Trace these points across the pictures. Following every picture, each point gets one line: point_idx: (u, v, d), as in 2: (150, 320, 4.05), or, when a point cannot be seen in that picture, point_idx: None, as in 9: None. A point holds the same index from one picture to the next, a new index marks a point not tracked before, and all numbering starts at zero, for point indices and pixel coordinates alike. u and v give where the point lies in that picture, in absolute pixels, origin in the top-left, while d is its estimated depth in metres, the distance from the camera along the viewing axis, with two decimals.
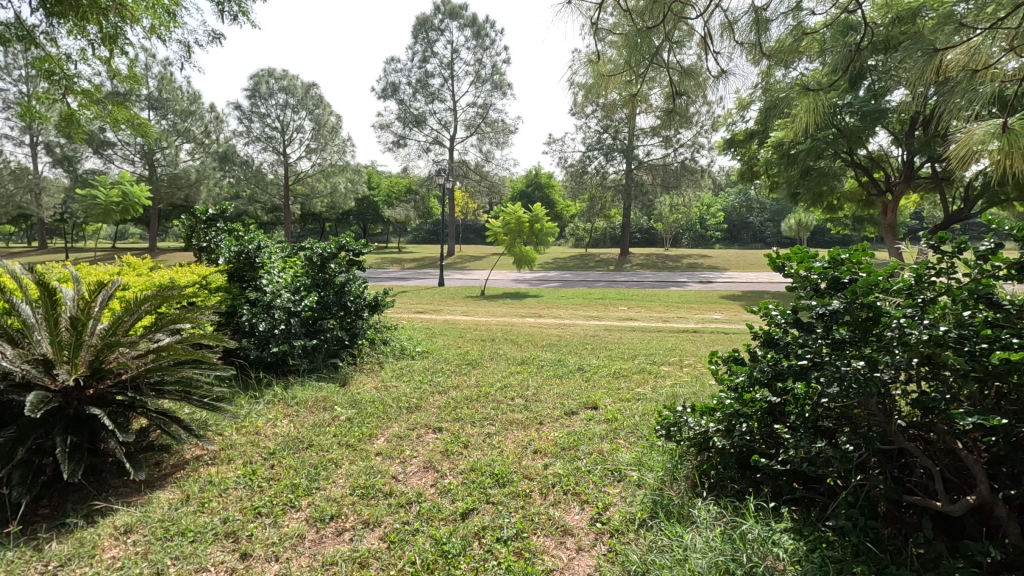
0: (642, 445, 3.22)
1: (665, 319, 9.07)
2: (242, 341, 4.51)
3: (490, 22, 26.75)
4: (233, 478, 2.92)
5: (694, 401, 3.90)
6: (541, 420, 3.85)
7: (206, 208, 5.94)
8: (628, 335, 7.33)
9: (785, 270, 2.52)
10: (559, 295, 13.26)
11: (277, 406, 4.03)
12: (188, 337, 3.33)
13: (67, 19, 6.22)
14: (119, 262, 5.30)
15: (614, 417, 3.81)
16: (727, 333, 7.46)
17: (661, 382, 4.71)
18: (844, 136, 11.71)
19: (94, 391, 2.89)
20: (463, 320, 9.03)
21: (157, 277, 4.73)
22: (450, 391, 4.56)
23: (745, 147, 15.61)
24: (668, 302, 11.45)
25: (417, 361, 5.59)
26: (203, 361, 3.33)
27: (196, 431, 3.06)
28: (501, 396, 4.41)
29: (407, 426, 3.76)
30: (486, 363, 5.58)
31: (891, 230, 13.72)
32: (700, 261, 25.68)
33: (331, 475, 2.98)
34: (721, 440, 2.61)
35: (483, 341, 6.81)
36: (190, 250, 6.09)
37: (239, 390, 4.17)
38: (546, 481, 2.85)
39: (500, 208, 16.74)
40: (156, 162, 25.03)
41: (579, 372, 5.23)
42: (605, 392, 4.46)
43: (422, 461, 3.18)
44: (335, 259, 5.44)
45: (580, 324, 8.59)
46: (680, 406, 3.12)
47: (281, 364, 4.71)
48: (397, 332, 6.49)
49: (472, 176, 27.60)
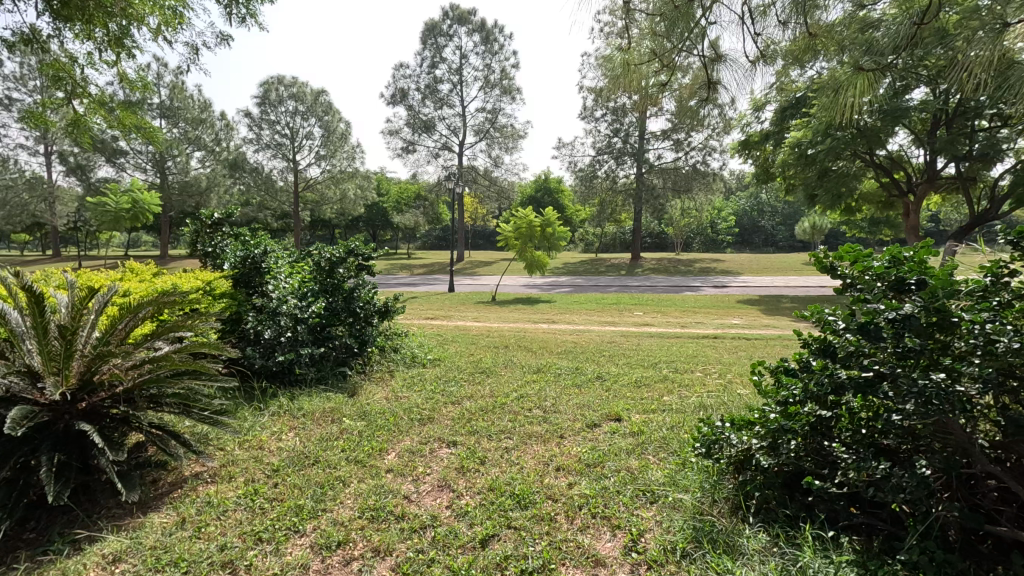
0: (673, 461, 2.99)
1: (683, 324, 8.79)
2: (247, 349, 4.33)
3: (499, 27, 26.68)
4: (233, 498, 2.70)
5: (725, 412, 3.65)
6: (562, 433, 3.62)
7: (213, 212, 5.78)
8: (646, 342, 7.08)
9: (835, 271, 2.28)
10: (571, 301, 13.00)
11: (283, 418, 3.83)
12: (186, 346, 3.13)
13: (74, 22, 6.13)
14: (122, 267, 5.14)
15: (639, 430, 3.58)
16: (750, 339, 7.17)
17: (686, 391, 4.48)
18: (864, 136, 11.40)
19: (86, 404, 2.69)
20: (476, 326, 8.81)
21: (159, 283, 4.55)
22: (464, 402, 4.33)
23: (761, 149, 15.33)
24: (684, 307, 11.15)
25: (428, 369, 5.37)
26: (203, 372, 3.16)
27: (195, 447, 2.86)
28: (517, 406, 4.19)
29: (420, 440, 3.53)
30: (501, 371, 5.35)
31: (914, 232, 13.31)
32: (713, 265, 25.29)
33: (339, 494, 2.76)
34: (766, 458, 2.36)
35: (497, 348, 6.59)
36: (194, 256, 5.92)
37: (242, 400, 3.97)
38: (571, 503, 2.61)
39: (511, 213, 16.57)
40: (167, 170, 25.15)
41: (598, 380, 4.99)
42: (628, 402, 4.23)
43: (436, 479, 2.95)
44: (344, 264, 5.24)
45: (595, 330, 8.34)
46: (717, 419, 2.87)
47: (287, 374, 4.50)
48: (408, 339, 6.28)
49: (482, 182, 27.46)
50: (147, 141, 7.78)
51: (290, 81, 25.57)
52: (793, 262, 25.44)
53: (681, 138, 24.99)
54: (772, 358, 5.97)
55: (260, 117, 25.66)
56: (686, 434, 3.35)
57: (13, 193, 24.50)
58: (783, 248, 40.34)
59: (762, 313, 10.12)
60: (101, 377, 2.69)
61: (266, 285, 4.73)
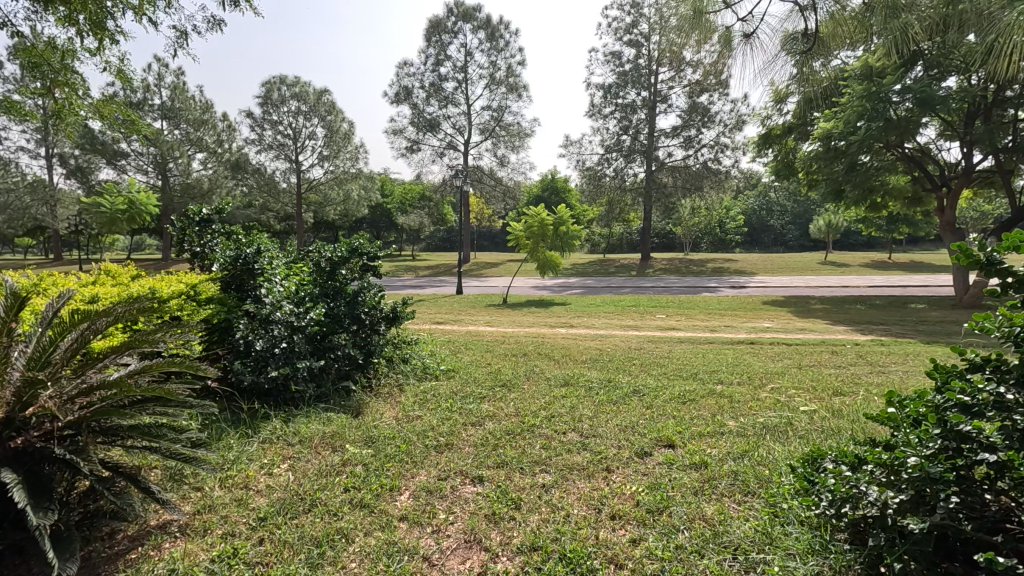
0: (764, 509, 2.37)
1: (712, 328, 8.12)
2: (235, 363, 3.72)
3: (504, 23, 26.15)
4: (204, 564, 2.11)
5: (803, 443, 3.06)
6: (608, 464, 3.02)
7: (202, 207, 5.16)
8: (678, 348, 6.46)
9: (1000, 263, 1.72)
10: (587, 303, 12.39)
11: (275, 445, 3.24)
12: (152, 364, 2.56)
13: (52, 5, 5.55)
14: (97, 269, 4.59)
15: (705, 462, 2.96)
16: (792, 344, 6.54)
17: (743, 410, 3.89)
18: (895, 128, 10.80)
19: (21, 441, 2.11)
20: (489, 331, 8.21)
21: (134, 287, 3.99)
22: (486, 423, 3.73)
23: (781, 143, 14.66)
24: (708, 309, 10.48)
25: (442, 383, 4.78)
26: (172, 398, 2.58)
27: (162, 495, 2.29)
28: (549, 429, 3.58)
29: (437, 475, 2.93)
30: (523, 385, 4.74)
31: (950, 229, 12.50)
32: (726, 265, 24.58)
33: (340, 556, 2.16)
34: (915, 520, 1.74)
35: (515, 356, 5.98)
36: (181, 257, 5.35)
37: (227, 425, 3.37)
38: (642, 571, 2.02)
39: (522, 212, 15.97)
40: (168, 172, 24.61)
41: (636, 396, 4.36)
42: (677, 424, 3.64)
43: (463, 532, 2.36)
44: (347, 265, 4.67)
45: (618, 335, 7.72)
46: (823, 462, 2.25)
47: (282, 391, 3.90)
48: (418, 348, 5.67)
49: (487, 181, 26.88)
50: (135, 134, 7.20)
51: (292, 80, 25.03)
52: (807, 262, 24.74)
53: (692, 136, 24.32)
54: (826, 367, 5.32)
55: (262, 116, 25.16)
56: (768, 470, 2.74)
57: (14, 196, 24.09)
58: (793, 248, 39.38)
59: (794, 315, 9.44)
60: (34, 410, 2.11)
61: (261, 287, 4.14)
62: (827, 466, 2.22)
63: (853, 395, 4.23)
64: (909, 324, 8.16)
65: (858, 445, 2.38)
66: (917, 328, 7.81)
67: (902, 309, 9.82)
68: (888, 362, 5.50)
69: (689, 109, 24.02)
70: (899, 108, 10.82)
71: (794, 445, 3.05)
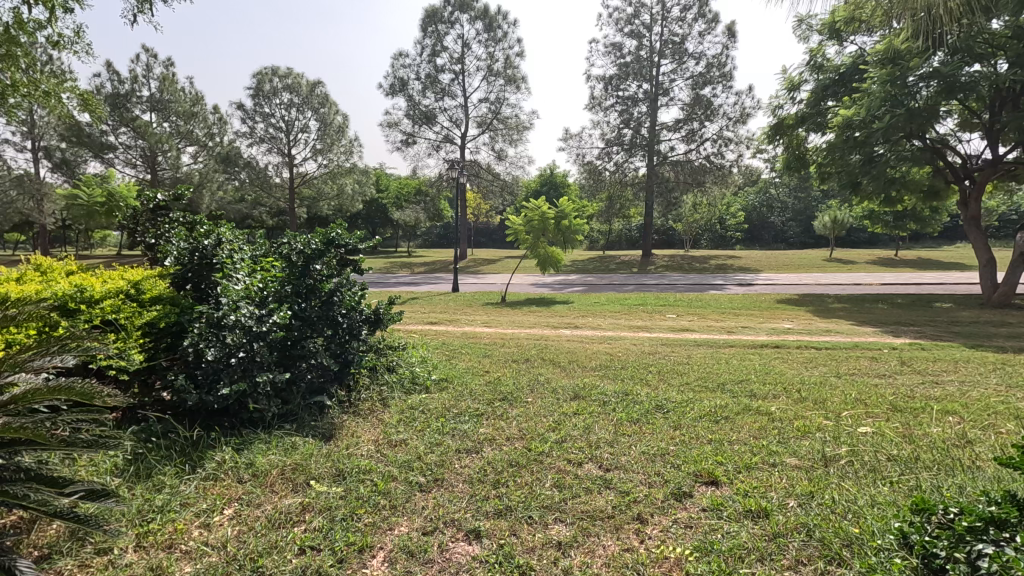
0: None
1: (729, 329, 7.46)
2: (177, 379, 3.05)
3: (503, 13, 25.41)
4: None
5: (892, 491, 2.38)
6: (639, 511, 2.38)
7: (157, 193, 4.49)
8: (697, 353, 5.79)
9: None
10: (590, 301, 11.66)
11: (220, 484, 2.59)
12: (22, 394, 1.96)
13: None
14: (27, 263, 3.93)
15: (766, 509, 2.33)
16: (822, 348, 5.94)
17: (791, 433, 3.26)
18: (918, 116, 10.03)
19: None
20: (486, 332, 7.53)
21: (59, 285, 3.33)
22: (483, 450, 3.07)
23: (792, 134, 13.94)
24: (721, 308, 9.84)
25: (433, 396, 4.12)
26: (46, 441, 1.97)
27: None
28: (561, 459, 2.93)
29: (421, 527, 2.28)
30: (527, 399, 4.06)
31: (975, 222, 11.76)
32: (730, 262, 23.95)
33: None
34: None
35: (516, 362, 5.32)
36: (134, 249, 4.67)
37: (163, 457, 2.71)
38: None
39: (522, 205, 15.29)
40: (158, 166, 23.21)
41: (660, 413, 3.72)
42: (715, 451, 3.02)
43: None
44: (323, 259, 3.97)
45: (628, 337, 7.06)
46: (976, 542, 1.58)
47: (238, 410, 3.25)
48: (407, 353, 4.99)
49: (484, 176, 26.16)
50: None
51: (284, 71, 24.32)
52: (811, 259, 24.14)
53: (694, 129, 23.64)
54: (869, 376, 4.70)
55: (253, 109, 24.39)
56: (856, 525, 2.11)
57: None
58: (794, 244, 38.77)
59: (814, 315, 8.81)
60: None
61: (218, 285, 3.49)
62: (981, 551, 1.56)
63: (914, 414, 3.61)
64: (941, 325, 7.56)
65: (1000, 504, 1.76)
66: (952, 329, 7.23)
67: (928, 309, 9.22)
68: (937, 370, 4.88)
69: (691, 101, 23.37)
70: (921, 91, 10.28)
71: (876, 489, 2.42)
